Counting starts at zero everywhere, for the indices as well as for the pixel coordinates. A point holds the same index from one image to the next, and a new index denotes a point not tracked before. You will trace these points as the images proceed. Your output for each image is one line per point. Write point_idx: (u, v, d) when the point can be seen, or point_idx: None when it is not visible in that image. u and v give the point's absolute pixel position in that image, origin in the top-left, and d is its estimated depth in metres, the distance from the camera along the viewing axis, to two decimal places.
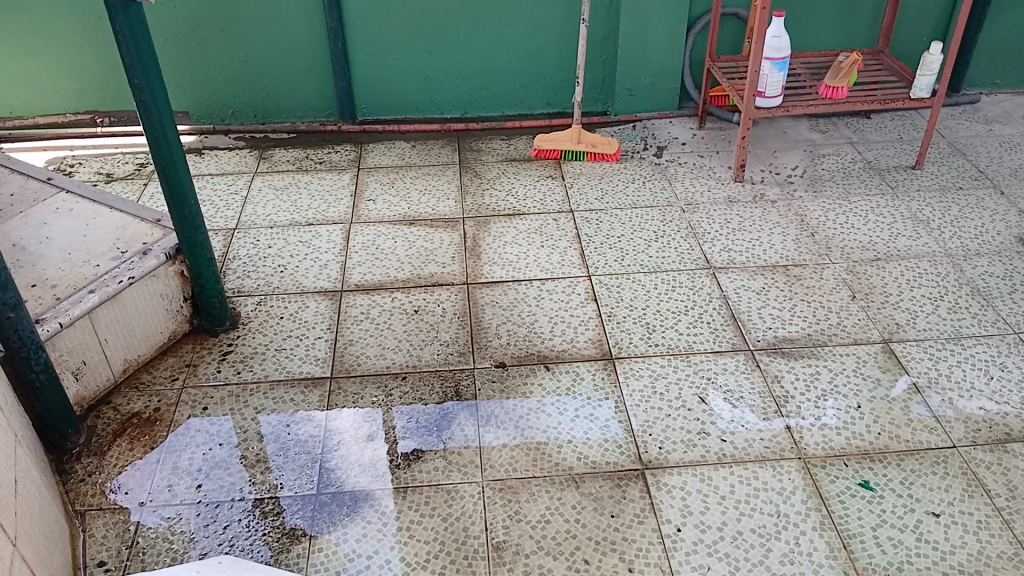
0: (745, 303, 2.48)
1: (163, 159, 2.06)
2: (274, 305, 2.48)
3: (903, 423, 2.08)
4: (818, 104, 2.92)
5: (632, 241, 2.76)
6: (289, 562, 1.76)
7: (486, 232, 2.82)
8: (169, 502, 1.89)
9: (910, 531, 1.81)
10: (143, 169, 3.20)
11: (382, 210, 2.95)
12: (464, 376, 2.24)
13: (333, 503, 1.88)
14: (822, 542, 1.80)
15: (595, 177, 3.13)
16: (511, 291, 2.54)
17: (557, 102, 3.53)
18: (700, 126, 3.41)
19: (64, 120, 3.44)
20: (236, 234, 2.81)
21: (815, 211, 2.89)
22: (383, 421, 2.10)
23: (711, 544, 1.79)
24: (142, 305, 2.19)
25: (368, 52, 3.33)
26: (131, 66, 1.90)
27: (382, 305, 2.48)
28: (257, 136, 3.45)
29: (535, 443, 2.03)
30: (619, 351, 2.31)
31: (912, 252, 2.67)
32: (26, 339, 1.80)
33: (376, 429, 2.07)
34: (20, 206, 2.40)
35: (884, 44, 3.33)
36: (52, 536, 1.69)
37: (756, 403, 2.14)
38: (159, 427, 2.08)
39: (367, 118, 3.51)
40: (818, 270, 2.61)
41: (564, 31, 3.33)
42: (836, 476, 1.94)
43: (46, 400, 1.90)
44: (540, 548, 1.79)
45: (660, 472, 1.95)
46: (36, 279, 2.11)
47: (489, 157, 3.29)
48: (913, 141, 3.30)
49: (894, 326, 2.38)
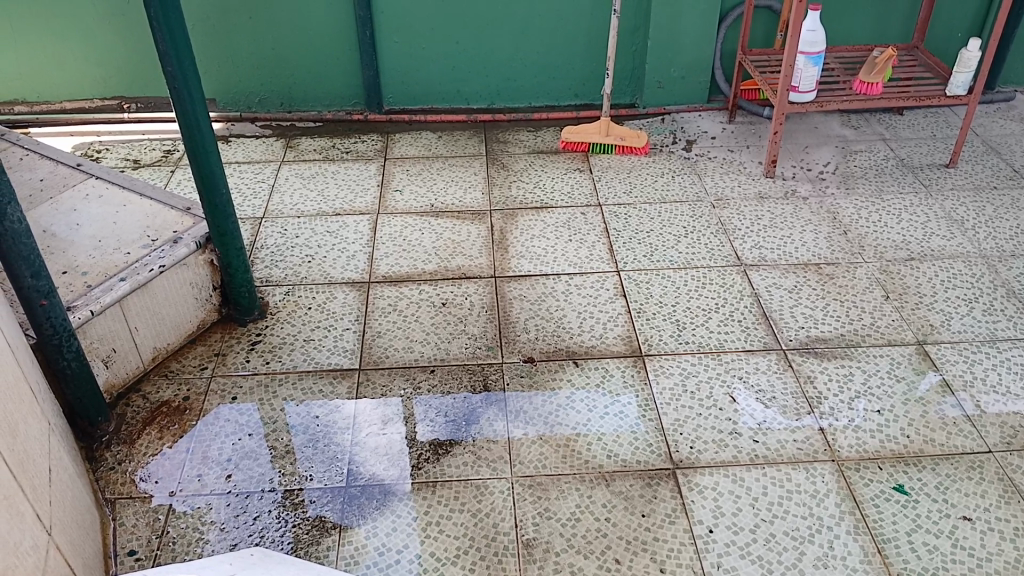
0: (777, 302, 2.45)
1: (195, 148, 2.05)
2: (302, 295, 2.47)
3: (937, 426, 2.05)
4: (853, 100, 2.87)
5: (661, 236, 2.73)
6: (320, 554, 1.76)
7: (514, 225, 2.80)
8: (200, 491, 1.89)
9: (945, 537, 1.79)
10: (170, 155, 3.19)
11: (409, 201, 2.93)
12: (493, 371, 2.22)
13: (362, 495, 1.88)
14: (856, 546, 1.77)
15: (624, 171, 3.10)
16: (540, 286, 2.52)
17: (586, 94, 3.50)
18: (730, 120, 3.38)
19: (92, 105, 3.44)
20: (264, 223, 2.80)
21: (848, 209, 2.85)
22: (407, 414, 2.09)
23: (743, 546, 1.77)
24: (172, 293, 2.18)
25: (396, 41, 3.30)
26: (166, 53, 1.89)
27: (410, 298, 2.47)
28: (283, 124, 3.43)
29: (565, 438, 2.02)
30: (648, 349, 2.28)
31: (946, 252, 2.63)
32: (58, 326, 1.80)
33: (401, 419, 2.07)
34: (50, 192, 2.40)
35: (919, 39, 3.25)
36: (84, 525, 1.68)
37: (789, 403, 2.12)
38: (189, 416, 2.08)
39: (393, 107, 3.49)
40: (851, 269, 2.57)
41: (593, 21, 3.29)
42: (871, 479, 1.92)
43: (77, 387, 1.89)
44: (570, 546, 1.77)
45: (692, 473, 1.93)
46: (68, 266, 2.11)
47: (516, 149, 3.26)
48: (947, 138, 3.24)
49: (928, 328, 2.34)
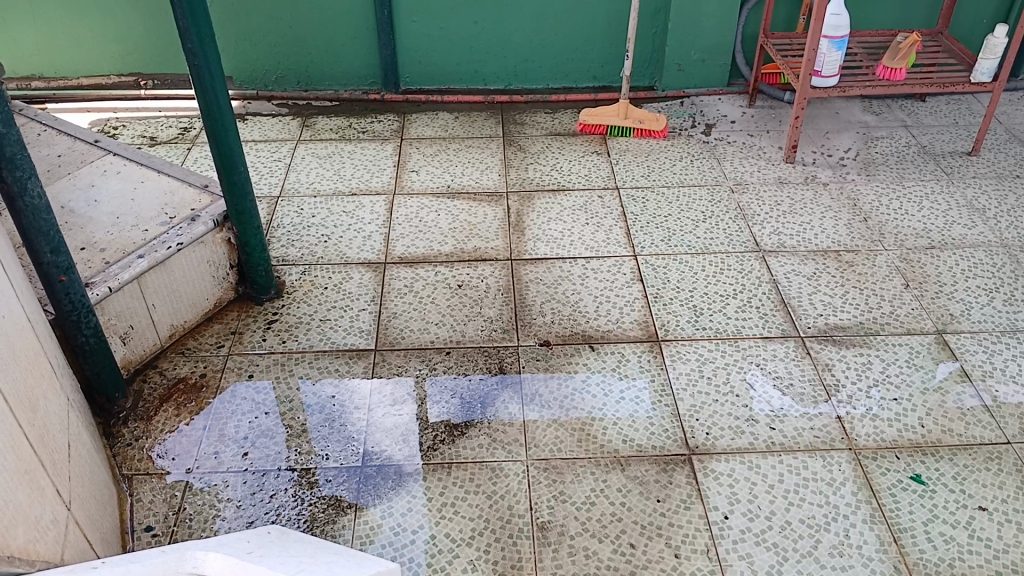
0: (795, 288, 2.43)
1: (214, 125, 2.04)
2: (318, 275, 2.47)
3: (955, 416, 2.03)
4: (876, 85, 2.83)
5: (679, 221, 2.71)
6: (335, 533, 1.76)
7: (531, 208, 2.79)
8: (216, 469, 1.89)
9: (962, 528, 1.78)
10: (186, 133, 3.19)
11: (425, 182, 2.92)
12: (509, 353, 2.21)
13: (378, 475, 1.88)
14: (873, 535, 1.76)
15: (642, 154, 3.07)
16: (556, 269, 2.51)
17: (604, 76, 3.47)
18: (750, 104, 3.34)
19: (109, 81, 3.43)
20: (280, 202, 2.79)
21: (868, 195, 2.82)
22: (418, 395, 2.09)
23: (758, 533, 1.77)
24: (190, 271, 2.19)
25: (414, 20, 3.28)
26: (186, 29, 1.87)
27: (426, 279, 2.46)
28: (300, 103, 3.42)
29: (580, 422, 2.01)
30: (665, 334, 2.27)
31: (967, 241, 2.60)
32: (77, 302, 1.80)
33: (413, 399, 2.08)
34: (67, 168, 2.39)
35: (944, 25, 3.19)
36: (102, 500, 1.69)
37: (806, 391, 2.10)
38: (205, 393, 2.09)
39: (410, 87, 3.47)
40: (871, 256, 2.55)
41: (614, 2, 3.25)
42: (888, 468, 1.91)
43: (95, 363, 1.90)
44: (585, 530, 1.77)
45: (707, 459, 1.92)
46: (86, 242, 2.11)
47: (534, 130, 3.24)
48: (970, 126, 3.20)
49: (948, 318, 2.32)
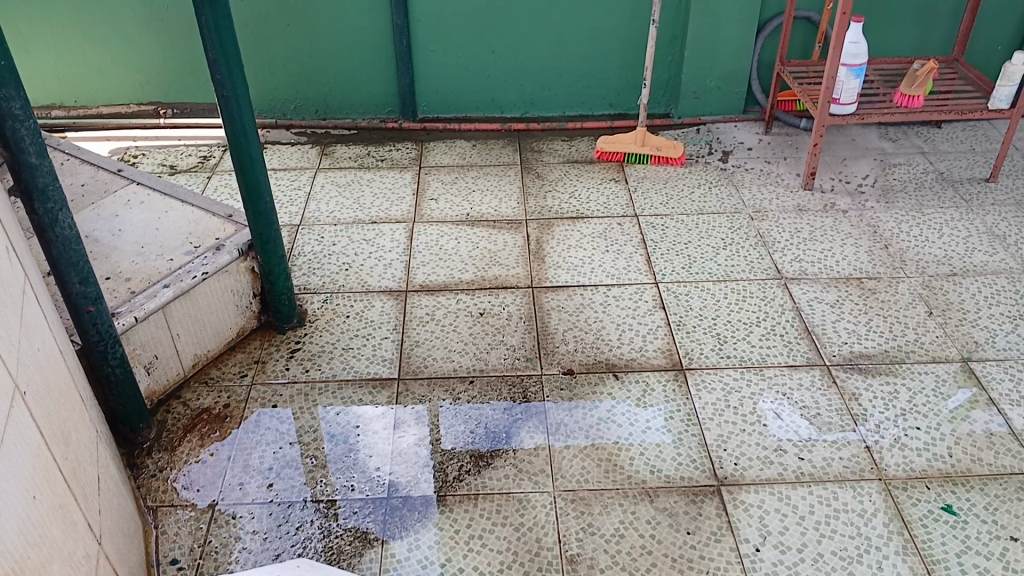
0: (818, 316, 2.42)
1: (241, 154, 2.05)
2: (340, 303, 2.47)
3: (984, 445, 2.01)
4: (894, 113, 2.84)
5: (699, 248, 2.71)
6: (363, 566, 1.74)
7: (550, 235, 2.79)
8: (241, 500, 1.88)
9: (996, 560, 1.75)
10: (206, 162, 3.20)
11: (445, 210, 2.92)
12: (532, 383, 2.20)
13: (404, 507, 1.86)
14: (906, 567, 1.74)
15: (660, 181, 3.08)
16: (578, 297, 2.50)
17: (620, 103, 3.49)
18: (766, 131, 3.35)
19: (129, 110, 3.46)
20: (300, 230, 2.80)
21: (888, 222, 2.82)
22: (431, 422, 2.08)
23: (791, 566, 1.74)
24: (214, 300, 2.19)
25: (432, 49, 3.31)
26: (215, 61, 1.89)
27: (448, 307, 2.46)
28: (318, 131, 3.44)
29: (608, 452, 2.00)
30: (689, 362, 2.26)
31: (989, 268, 2.59)
32: (104, 332, 1.80)
33: (426, 424, 2.07)
34: (92, 197, 2.40)
35: (959, 52, 3.21)
36: (128, 532, 1.68)
37: (833, 420, 2.09)
38: (229, 423, 2.08)
39: (427, 115, 3.50)
40: (893, 284, 2.54)
41: (630, 31, 3.28)
42: (918, 498, 1.88)
43: (120, 394, 1.89)
44: (615, 563, 1.75)
45: (737, 490, 1.90)
46: (111, 272, 2.12)
47: (551, 158, 3.25)
48: (987, 152, 3.20)
49: (973, 345, 2.30)
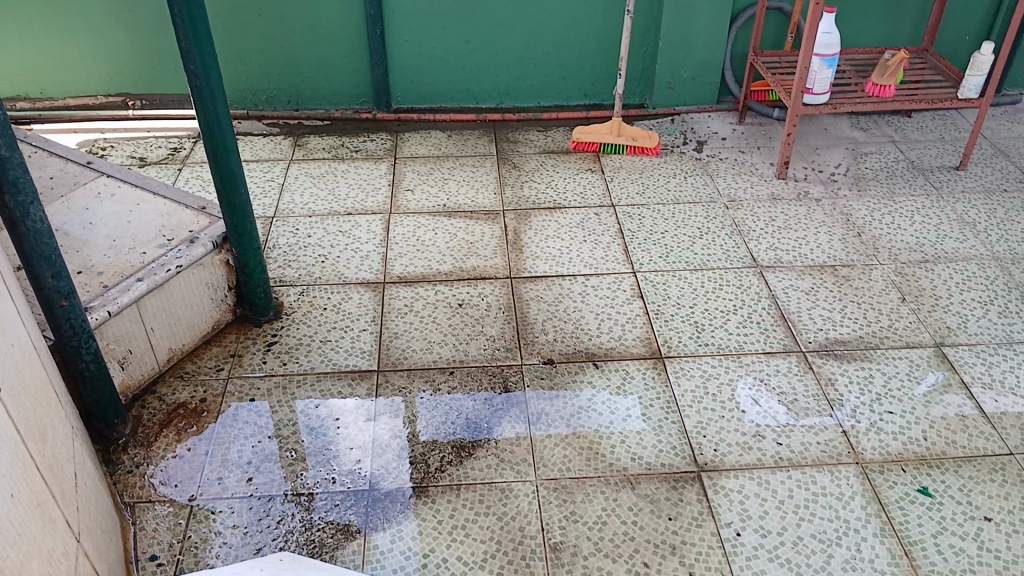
0: (794, 303, 2.45)
1: (215, 146, 2.02)
2: (317, 295, 2.45)
3: (958, 428, 2.05)
4: (866, 102, 2.88)
5: (676, 237, 2.73)
6: (346, 559, 1.73)
7: (527, 225, 2.78)
8: (221, 495, 1.86)
9: (971, 540, 1.78)
10: (176, 153, 3.15)
11: (421, 201, 2.90)
12: (512, 372, 2.20)
13: (386, 499, 1.85)
14: (884, 548, 1.77)
15: (635, 171, 3.09)
16: (556, 286, 2.50)
17: (595, 94, 3.49)
18: (739, 121, 3.37)
19: (96, 101, 3.39)
20: (274, 222, 2.77)
21: (861, 210, 2.85)
22: (411, 414, 2.07)
23: (771, 550, 1.76)
24: (188, 293, 2.16)
25: (406, 39, 3.28)
26: (189, 51, 1.86)
27: (426, 298, 2.45)
28: (291, 122, 3.40)
29: (588, 440, 2.00)
30: (668, 350, 2.27)
31: (959, 254, 2.63)
32: (78, 327, 1.76)
33: (405, 416, 2.06)
34: (61, 190, 2.36)
35: (929, 42, 3.26)
36: (106, 529, 1.65)
37: (810, 405, 2.11)
38: (206, 417, 2.05)
39: (402, 106, 3.47)
40: (867, 271, 2.57)
41: (605, 22, 3.28)
42: (895, 480, 1.91)
43: (95, 389, 1.86)
44: (598, 549, 1.76)
45: (717, 476, 1.92)
46: (83, 265, 2.08)
47: (527, 148, 3.24)
48: (956, 141, 3.25)
49: (945, 330, 2.34)
